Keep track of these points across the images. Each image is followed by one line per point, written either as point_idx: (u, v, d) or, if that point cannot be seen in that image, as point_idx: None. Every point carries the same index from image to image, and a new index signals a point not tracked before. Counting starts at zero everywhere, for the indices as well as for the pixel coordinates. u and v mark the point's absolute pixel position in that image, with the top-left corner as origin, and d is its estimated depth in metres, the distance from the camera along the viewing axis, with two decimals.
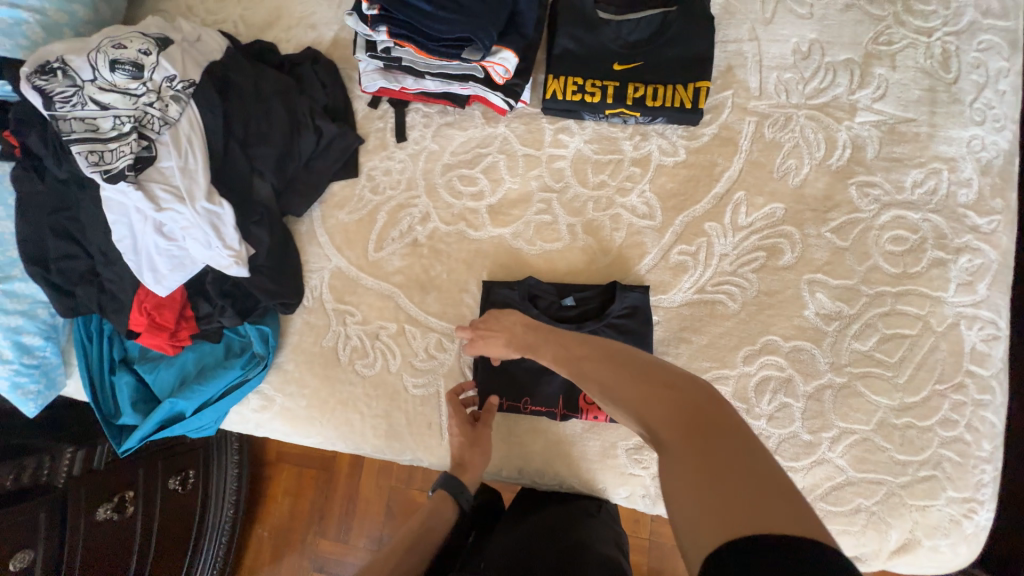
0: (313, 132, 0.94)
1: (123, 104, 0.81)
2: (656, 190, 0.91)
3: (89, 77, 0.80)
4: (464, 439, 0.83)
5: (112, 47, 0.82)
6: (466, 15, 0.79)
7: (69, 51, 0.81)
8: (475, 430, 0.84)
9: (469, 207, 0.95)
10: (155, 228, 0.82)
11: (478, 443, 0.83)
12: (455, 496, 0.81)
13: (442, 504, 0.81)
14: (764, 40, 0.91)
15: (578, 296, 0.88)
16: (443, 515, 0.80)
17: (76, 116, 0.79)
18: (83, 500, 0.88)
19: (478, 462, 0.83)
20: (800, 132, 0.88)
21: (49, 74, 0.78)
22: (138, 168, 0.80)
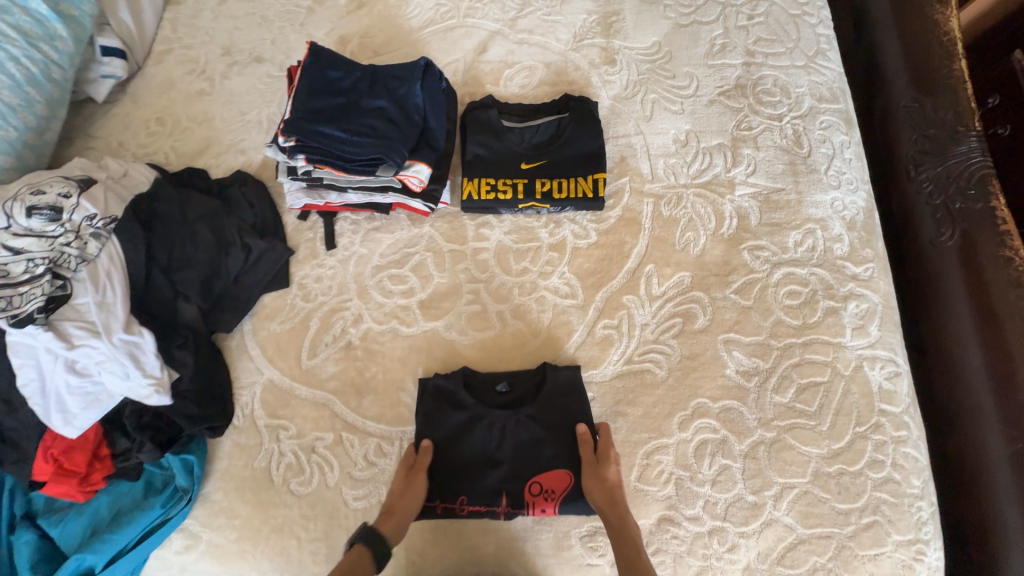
0: (241, 249, 0.97)
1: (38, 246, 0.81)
2: (575, 271, 0.97)
3: (5, 225, 0.81)
4: (396, 485, 0.81)
5: (29, 195, 0.84)
6: (378, 137, 0.90)
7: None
8: (411, 474, 0.82)
9: (401, 304, 0.97)
10: (66, 366, 0.79)
11: (413, 489, 0.80)
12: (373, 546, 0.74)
13: (360, 560, 0.73)
14: (648, 133, 1.05)
15: (510, 381, 0.89)
16: (360, 574, 0.72)
17: None
18: None
19: (410, 509, 0.79)
20: (692, 208, 0.99)
21: None
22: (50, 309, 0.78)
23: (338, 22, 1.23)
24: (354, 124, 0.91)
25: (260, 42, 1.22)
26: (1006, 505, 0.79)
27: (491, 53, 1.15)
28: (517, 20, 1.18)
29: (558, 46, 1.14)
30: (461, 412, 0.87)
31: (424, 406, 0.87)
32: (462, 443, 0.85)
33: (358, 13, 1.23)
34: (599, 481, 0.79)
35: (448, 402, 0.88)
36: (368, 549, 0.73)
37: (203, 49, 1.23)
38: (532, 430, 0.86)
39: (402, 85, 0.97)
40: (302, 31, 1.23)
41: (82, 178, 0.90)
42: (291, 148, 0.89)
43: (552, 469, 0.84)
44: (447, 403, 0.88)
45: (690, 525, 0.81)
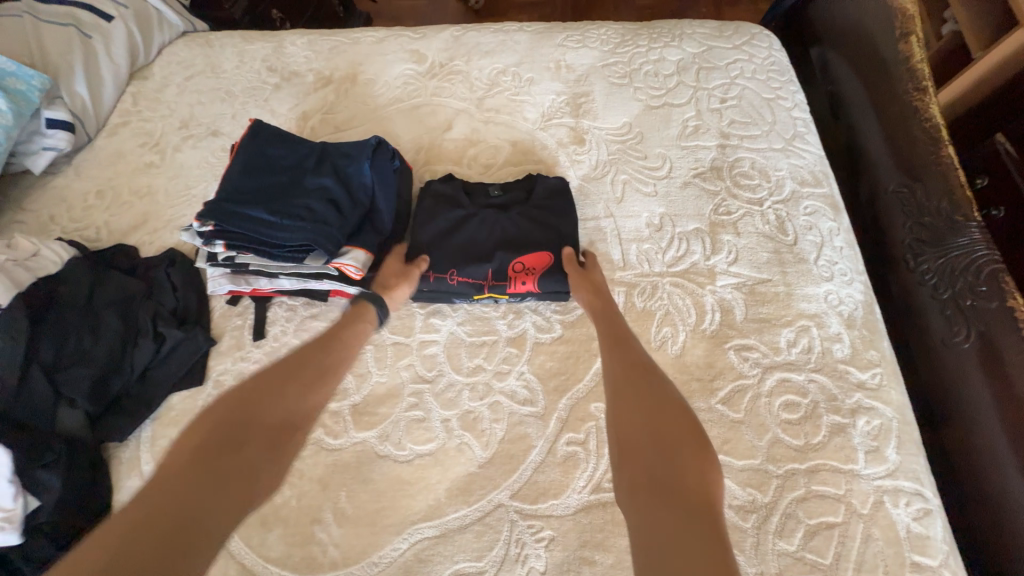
0: (152, 340, 0.84)
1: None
2: (535, 370, 0.84)
3: None
4: (392, 269, 0.87)
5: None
6: (311, 222, 0.81)
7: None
8: (405, 269, 0.87)
9: (330, 409, 0.83)
10: None
11: (405, 274, 0.86)
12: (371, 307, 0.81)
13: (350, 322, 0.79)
14: (618, 216, 0.96)
15: (502, 187, 0.93)
16: (342, 337, 0.76)
17: None
18: None
19: (400, 294, 0.85)
20: (669, 299, 0.88)
21: None
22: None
23: (303, 99, 1.20)
24: (286, 206, 0.82)
25: (219, 117, 1.19)
26: None
27: (455, 131, 1.11)
28: (484, 99, 1.15)
29: (525, 125, 1.10)
30: (459, 211, 0.92)
31: (424, 204, 0.93)
32: (457, 249, 0.88)
33: (325, 91, 1.21)
34: (596, 278, 0.83)
35: (444, 197, 0.94)
36: (364, 315, 0.80)
37: (161, 122, 1.19)
38: (521, 226, 0.89)
39: (349, 164, 0.90)
40: (264, 106, 1.19)
41: None
42: (208, 234, 0.81)
43: (535, 251, 0.86)
44: (444, 203, 0.93)
45: None
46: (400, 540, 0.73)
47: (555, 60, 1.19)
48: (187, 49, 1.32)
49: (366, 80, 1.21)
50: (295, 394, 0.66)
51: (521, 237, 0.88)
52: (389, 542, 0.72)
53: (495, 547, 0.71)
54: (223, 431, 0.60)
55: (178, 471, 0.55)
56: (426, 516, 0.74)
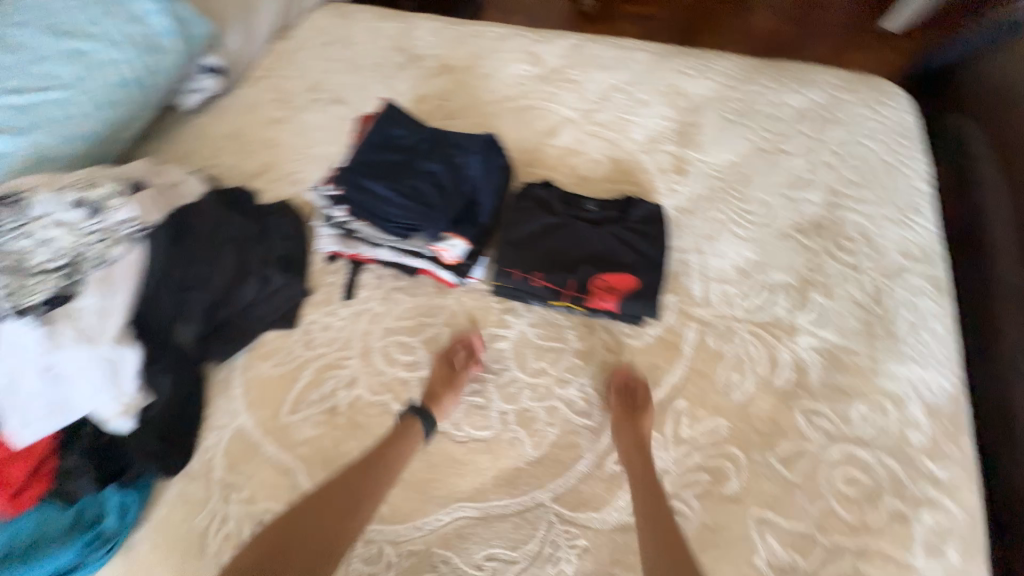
0: (260, 280, 0.94)
1: (66, 239, 0.81)
2: (596, 386, 0.86)
3: (43, 212, 0.81)
4: (443, 373, 0.85)
5: (77, 192, 0.85)
6: (422, 204, 0.88)
7: (24, 192, 0.83)
8: (452, 370, 0.86)
9: (401, 377, 0.89)
10: (40, 369, 0.74)
11: (452, 381, 0.85)
12: (420, 421, 0.81)
13: (405, 433, 0.81)
14: (706, 253, 0.97)
15: (599, 204, 0.96)
16: (395, 453, 0.79)
17: (15, 246, 0.79)
18: None
19: (449, 403, 0.83)
20: (743, 346, 0.87)
21: (6, 206, 0.81)
22: (57, 303, 0.77)
23: (421, 82, 1.28)
24: (402, 186, 0.90)
25: (345, 88, 1.29)
26: None
27: (559, 138, 1.14)
28: (591, 113, 1.18)
29: (628, 146, 1.12)
30: (552, 217, 0.94)
31: (518, 202, 0.95)
32: (543, 251, 0.90)
33: (443, 77, 1.28)
34: (641, 424, 0.79)
35: (540, 202, 0.96)
36: (415, 428, 0.80)
37: (293, 82, 1.31)
38: (610, 243, 0.91)
39: (460, 155, 0.95)
40: (386, 84, 1.28)
41: (137, 182, 0.93)
42: (337, 198, 0.91)
43: (621, 271, 0.87)
44: (538, 206, 0.96)
45: None
46: (443, 512, 0.78)
47: (669, 85, 1.20)
48: (327, 19, 1.44)
49: (482, 74, 1.27)
50: (335, 521, 0.70)
51: (609, 253, 0.90)
52: (434, 512, 0.78)
53: (531, 542, 0.75)
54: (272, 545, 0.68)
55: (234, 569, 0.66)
56: (471, 496, 0.79)
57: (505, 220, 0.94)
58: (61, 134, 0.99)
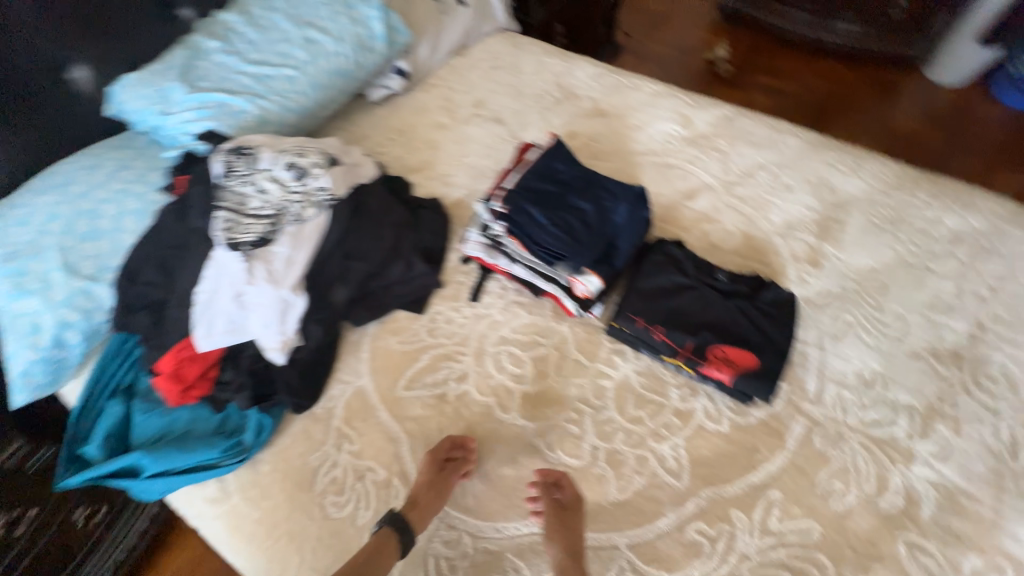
0: (406, 264, 1.05)
1: (279, 194, 0.97)
2: (691, 450, 0.87)
3: (265, 167, 0.98)
4: (425, 482, 0.81)
5: (292, 157, 1.01)
6: (572, 238, 0.94)
7: (253, 146, 1.00)
8: (440, 472, 0.82)
9: (507, 385, 0.95)
10: (234, 294, 0.89)
11: (440, 486, 0.81)
12: (398, 533, 0.76)
13: (385, 545, 0.75)
14: (828, 351, 0.96)
15: (730, 276, 0.99)
16: (380, 562, 0.74)
17: (240, 190, 0.95)
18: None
19: (435, 504, 0.80)
20: (852, 456, 0.85)
21: (239, 155, 0.98)
22: (261, 244, 0.92)
23: (574, 120, 1.38)
24: (556, 216, 0.97)
25: (505, 110, 1.42)
26: None
27: (697, 202, 1.19)
28: (733, 185, 1.21)
29: (764, 226, 1.14)
30: (681, 277, 0.99)
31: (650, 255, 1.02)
32: (667, 307, 0.95)
33: (595, 120, 1.37)
34: (568, 524, 0.77)
35: (672, 259, 1.02)
36: (392, 538, 0.76)
37: (461, 95, 1.46)
38: (735, 316, 0.93)
39: (611, 201, 1.02)
40: (542, 115, 1.39)
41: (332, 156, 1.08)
42: (498, 213, 0.96)
43: (742, 347, 0.89)
44: (669, 263, 1.01)
45: None
46: (522, 523, 0.82)
47: (818, 176, 1.21)
48: (501, 46, 1.60)
49: (633, 125, 1.35)
50: None
51: (732, 326, 0.92)
52: (514, 520, 0.82)
53: None
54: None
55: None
56: None
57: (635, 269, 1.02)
58: (282, 103, 1.16)
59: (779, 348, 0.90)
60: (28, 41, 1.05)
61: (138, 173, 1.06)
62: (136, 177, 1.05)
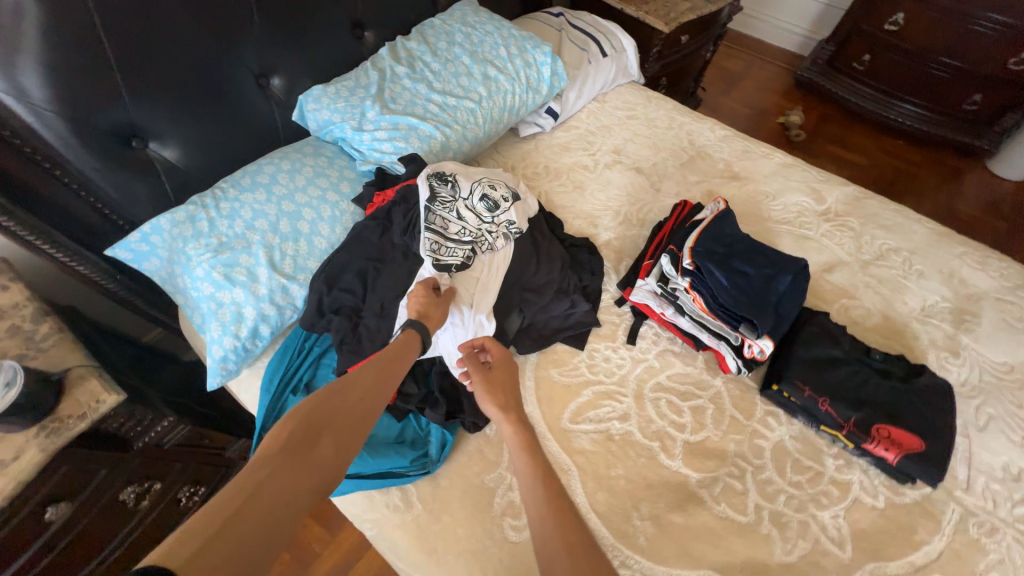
0: (570, 301, 1.10)
1: (475, 223, 1.06)
2: (850, 522, 0.91)
3: (463, 197, 1.07)
4: (426, 301, 0.91)
5: (484, 187, 1.10)
6: (752, 304, 1.00)
7: (452, 173, 1.09)
8: (436, 296, 0.93)
9: (669, 431, 1.00)
10: None
11: (442, 302, 0.92)
12: (420, 335, 0.85)
13: (410, 341, 0.84)
14: (975, 442, 1.00)
15: (885, 357, 1.04)
16: (410, 350, 0.83)
17: (442, 215, 1.04)
18: (129, 472, 1.09)
19: (438, 316, 0.91)
20: (1008, 550, 0.89)
21: (442, 182, 1.06)
22: (463, 268, 1.01)
23: (711, 180, 1.45)
24: (736, 279, 1.03)
25: (644, 160, 1.50)
26: None
27: (836, 276, 1.24)
28: (868, 264, 1.28)
29: (902, 309, 1.19)
30: (840, 351, 1.04)
31: (807, 328, 1.08)
32: (829, 379, 1.00)
33: (730, 183, 1.45)
34: (496, 379, 0.85)
35: (828, 332, 1.07)
36: (418, 337, 0.85)
37: (600, 141, 1.54)
38: (896, 398, 0.98)
39: (776, 269, 1.08)
40: (680, 171, 1.47)
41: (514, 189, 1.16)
42: (684, 268, 1.06)
43: (905, 429, 0.94)
44: (826, 337, 1.06)
45: None
46: (694, 573, 0.85)
47: (949, 268, 1.27)
48: (633, 98, 1.69)
49: (767, 193, 1.43)
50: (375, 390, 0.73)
51: (894, 407, 0.97)
52: (686, 568, 0.85)
53: None
54: (352, 411, 0.69)
55: (308, 407, 0.66)
56: (721, 569, 0.85)
57: (792, 338, 1.08)
58: (462, 133, 1.24)
59: (941, 435, 0.95)
60: (241, 47, 1.12)
61: (332, 183, 1.13)
62: (331, 185, 1.12)
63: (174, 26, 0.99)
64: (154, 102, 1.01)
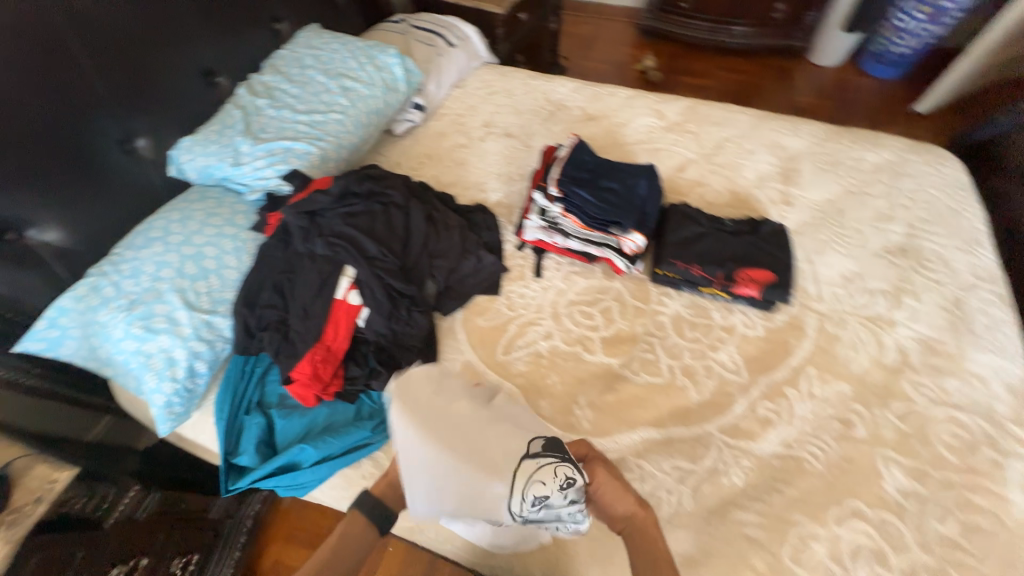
0: (476, 259, 1.23)
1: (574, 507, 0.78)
2: (741, 353, 1.12)
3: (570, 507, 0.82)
4: None
5: (530, 508, 0.70)
6: (616, 209, 1.20)
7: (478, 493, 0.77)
8: None
9: (586, 334, 1.16)
10: (350, 286, 1.07)
11: None
12: (370, 517, 0.75)
13: (358, 528, 0.75)
14: (817, 263, 1.24)
15: (733, 221, 1.27)
16: (359, 535, 0.74)
17: None
18: (111, 550, 1.08)
19: None
20: (856, 332, 1.12)
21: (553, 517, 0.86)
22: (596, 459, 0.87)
23: (572, 127, 1.65)
24: (600, 194, 1.22)
25: (512, 125, 1.67)
26: None
27: (687, 173, 1.48)
28: (710, 156, 1.52)
29: (744, 182, 1.44)
30: (699, 226, 1.25)
31: (673, 216, 1.27)
32: (694, 249, 1.21)
33: (588, 124, 1.66)
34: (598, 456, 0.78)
35: (688, 215, 1.28)
36: (364, 522, 0.75)
37: (470, 120, 1.70)
38: (746, 248, 1.20)
39: (632, 178, 1.28)
40: (545, 126, 1.66)
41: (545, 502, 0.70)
42: (554, 196, 1.23)
43: (758, 267, 1.17)
44: (687, 219, 1.27)
45: None
46: (632, 433, 1.01)
47: (771, 140, 1.54)
48: (491, 75, 1.86)
49: (619, 123, 1.64)
50: None
51: (746, 254, 1.19)
52: (625, 432, 1.01)
53: (705, 458, 0.97)
54: None
55: None
56: (653, 423, 1.02)
57: (661, 226, 1.28)
58: (336, 143, 1.35)
59: (785, 263, 1.18)
60: (96, 117, 1.15)
61: (226, 219, 1.19)
62: (226, 221, 1.19)
63: (20, 112, 1.01)
64: (20, 189, 1.03)
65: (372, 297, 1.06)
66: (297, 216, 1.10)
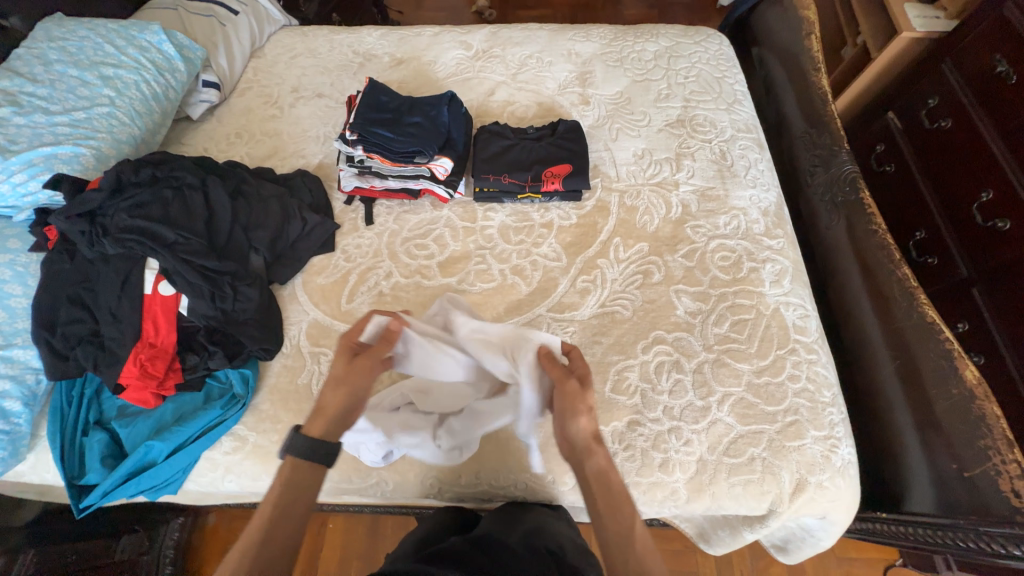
0: (300, 220, 1.21)
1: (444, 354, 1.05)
2: (560, 243, 1.25)
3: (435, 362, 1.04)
4: (342, 371, 0.85)
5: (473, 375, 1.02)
6: (416, 139, 1.24)
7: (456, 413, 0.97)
8: (351, 365, 0.85)
9: (423, 264, 1.23)
10: (157, 276, 1.04)
11: (353, 374, 0.84)
12: (301, 459, 0.79)
13: (296, 471, 0.78)
14: (614, 149, 1.40)
15: (536, 129, 1.38)
16: (300, 476, 0.78)
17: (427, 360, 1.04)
18: None
19: (340, 408, 0.83)
20: (649, 199, 1.30)
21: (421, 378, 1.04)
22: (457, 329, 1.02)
23: (383, 74, 1.64)
24: (399, 128, 1.27)
25: (321, 85, 1.62)
26: (893, 388, 1.07)
27: (496, 96, 1.55)
28: (516, 75, 1.60)
29: (548, 92, 1.54)
30: (504, 139, 1.34)
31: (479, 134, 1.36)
32: (503, 161, 1.30)
33: (398, 68, 1.65)
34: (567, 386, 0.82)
35: (494, 132, 1.36)
36: (301, 463, 0.78)
37: (276, 88, 1.62)
38: (548, 150, 1.32)
39: (433, 108, 1.32)
40: (355, 79, 1.63)
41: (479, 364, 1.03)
42: (354, 141, 1.26)
43: (559, 163, 1.29)
44: (494, 135, 1.35)
45: (652, 425, 0.99)
46: None
47: (567, 50, 1.65)
48: (289, 37, 1.76)
49: (428, 61, 1.66)
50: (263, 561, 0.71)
51: (548, 155, 1.31)
52: None
53: None
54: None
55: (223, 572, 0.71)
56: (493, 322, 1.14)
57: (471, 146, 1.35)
58: (112, 138, 1.23)
59: (582, 155, 1.31)
60: None
61: None
62: None
63: None
64: None
65: (185, 283, 1.03)
66: (69, 221, 1.01)
